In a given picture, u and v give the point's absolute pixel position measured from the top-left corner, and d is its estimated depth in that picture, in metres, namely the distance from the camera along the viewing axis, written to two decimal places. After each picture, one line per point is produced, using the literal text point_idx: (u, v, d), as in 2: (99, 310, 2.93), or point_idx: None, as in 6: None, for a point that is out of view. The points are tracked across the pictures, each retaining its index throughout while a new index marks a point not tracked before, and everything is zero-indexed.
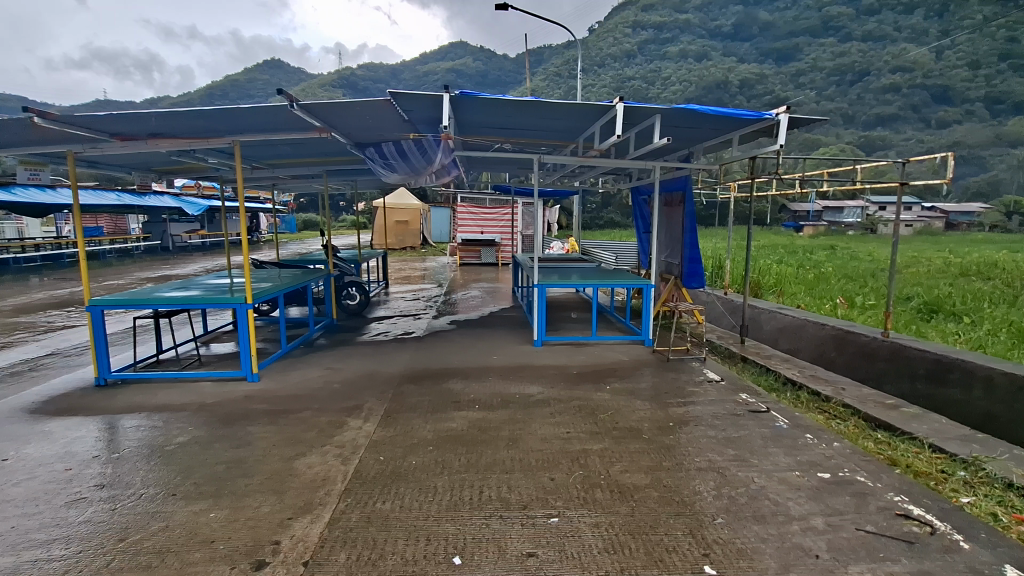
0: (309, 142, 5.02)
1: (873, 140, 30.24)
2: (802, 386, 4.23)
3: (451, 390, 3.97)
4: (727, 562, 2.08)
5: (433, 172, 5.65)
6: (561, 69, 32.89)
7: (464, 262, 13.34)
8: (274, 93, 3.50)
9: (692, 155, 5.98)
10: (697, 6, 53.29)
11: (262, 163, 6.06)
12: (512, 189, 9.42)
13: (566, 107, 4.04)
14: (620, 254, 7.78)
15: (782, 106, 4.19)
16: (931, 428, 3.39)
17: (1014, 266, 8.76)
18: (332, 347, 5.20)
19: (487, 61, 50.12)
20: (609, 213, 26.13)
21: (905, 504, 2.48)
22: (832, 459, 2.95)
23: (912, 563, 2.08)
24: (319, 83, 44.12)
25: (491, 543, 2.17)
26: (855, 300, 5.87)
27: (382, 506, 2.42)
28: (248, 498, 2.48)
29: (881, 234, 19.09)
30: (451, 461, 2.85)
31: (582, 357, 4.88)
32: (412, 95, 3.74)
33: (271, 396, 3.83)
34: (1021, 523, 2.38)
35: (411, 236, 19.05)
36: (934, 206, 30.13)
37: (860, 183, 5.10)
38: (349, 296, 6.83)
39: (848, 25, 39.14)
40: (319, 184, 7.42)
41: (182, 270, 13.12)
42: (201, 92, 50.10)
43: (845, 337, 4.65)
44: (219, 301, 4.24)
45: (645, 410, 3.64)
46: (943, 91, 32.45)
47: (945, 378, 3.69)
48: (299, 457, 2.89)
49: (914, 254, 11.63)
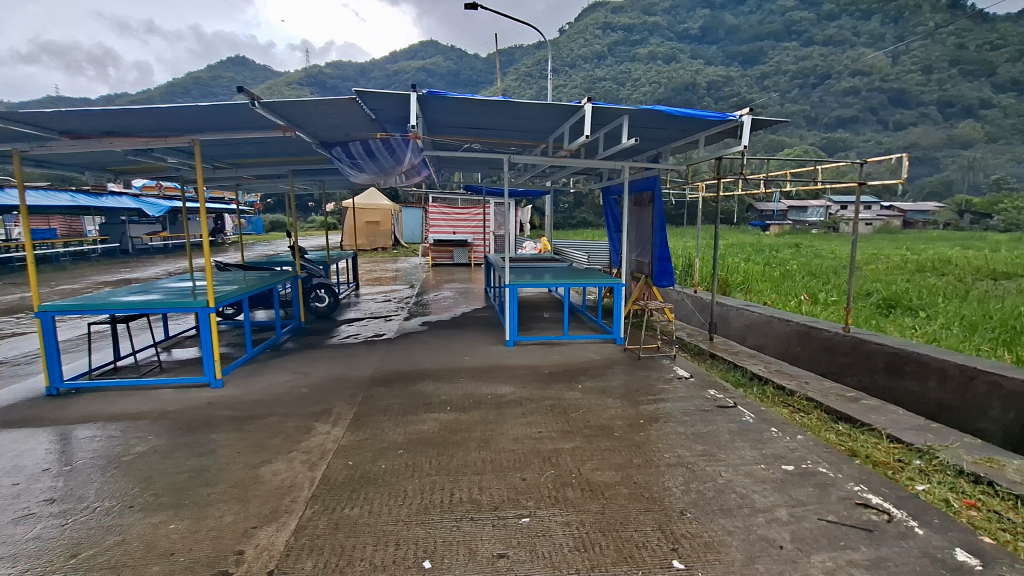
0: (273, 141, 4.91)
1: (834, 141, 31.35)
2: (767, 381, 4.33)
3: (423, 392, 3.94)
4: (695, 555, 2.12)
5: (402, 172, 5.55)
6: (532, 69, 33.09)
7: (437, 263, 13.27)
8: (234, 91, 3.41)
9: (661, 155, 6.06)
10: (665, 9, 54.34)
11: (224, 162, 5.88)
12: (483, 189, 9.42)
13: (536, 106, 4.04)
14: (592, 253, 7.86)
15: (746, 107, 4.27)
16: (888, 418, 3.52)
17: (964, 262, 9.25)
18: (300, 351, 5.09)
19: (459, 61, 50.00)
20: (582, 213, 26.39)
21: (864, 493, 2.57)
22: (795, 451, 3.03)
23: (871, 550, 2.15)
24: (286, 82, 43.23)
25: (462, 545, 2.15)
26: (818, 297, 6.05)
27: (350, 511, 2.38)
28: (209, 508, 2.40)
29: (842, 232, 19.89)
30: (421, 464, 2.82)
31: (554, 357, 4.89)
32: (378, 95, 3.69)
33: (235, 402, 3.72)
34: (970, 508, 2.48)
35: (382, 236, 18.87)
36: (892, 206, 31.43)
37: (822, 183, 5.23)
38: (318, 298, 6.72)
39: (810, 30, 40.48)
40: (285, 184, 7.26)
41: (144, 273, 12.69)
42: (160, 88, 48.47)
43: (808, 332, 4.79)
44: (179, 304, 4.09)
45: (616, 407, 3.68)
46: (900, 95, 36.03)
47: (902, 371, 3.84)
48: (263, 464, 2.81)
49: (873, 251, 12.14)
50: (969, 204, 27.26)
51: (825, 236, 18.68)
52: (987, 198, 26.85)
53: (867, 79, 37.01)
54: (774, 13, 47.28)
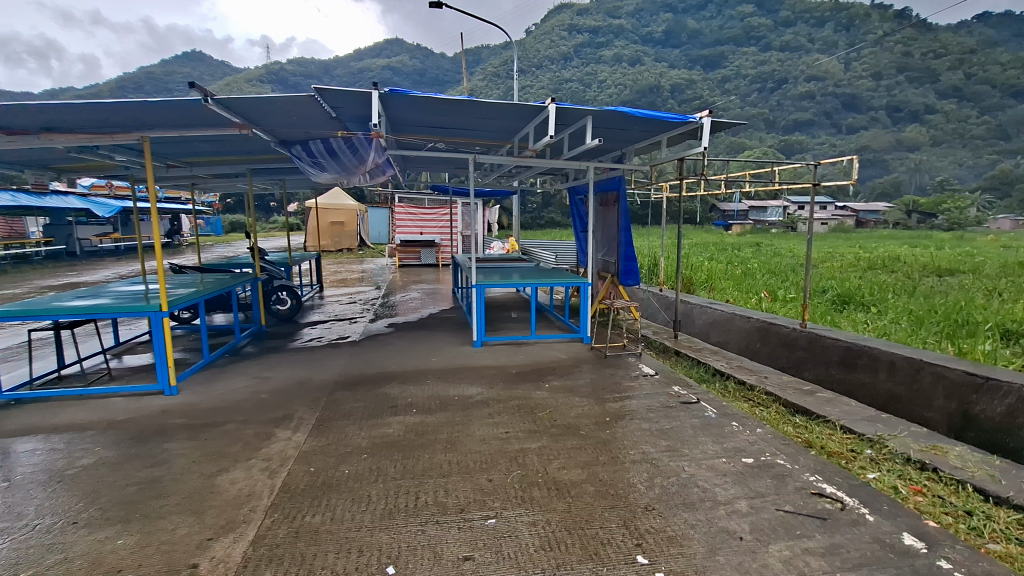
0: (230, 139, 4.76)
1: (791, 143, 32.54)
2: (729, 377, 4.43)
3: (389, 395, 3.88)
4: (659, 549, 2.15)
5: (366, 172, 5.43)
6: (499, 70, 33.20)
7: (404, 263, 13.12)
8: (185, 86, 3.31)
9: (625, 156, 6.14)
10: (630, 13, 55.47)
11: (177, 161, 5.66)
12: (450, 188, 9.36)
13: (499, 106, 4.03)
14: (559, 254, 7.90)
15: (705, 110, 4.36)
16: (842, 410, 3.65)
17: (914, 260, 9.70)
18: (261, 355, 4.95)
19: (425, 61, 49.70)
20: (550, 213, 26.62)
21: (819, 483, 2.66)
22: (755, 444, 3.12)
23: (825, 538, 2.23)
24: (245, 78, 41.92)
25: (427, 549, 2.12)
26: (778, 294, 6.24)
27: (312, 519, 2.32)
28: (161, 521, 2.30)
29: (799, 231, 20.75)
30: (386, 468, 2.77)
31: (521, 357, 4.89)
32: (338, 92, 3.62)
33: (190, 410, 3.58)
34: (917, 494, 2.60)
35: (347, 237, 18.55)
36: (845, 206, 32.86)
37: (779, 183, 5.38)
38: (280, 301, 6.53)
39: (767, 36, 41.87)
40: (244, 184, 7.04)
41: (94, 276, 12.11)
42: (110, 84, 46.40)
43: (768, 328, 4.94)
44: (129, 309, 3.89)
45: (583, 406, 3.71)
46: (851, 99, 37.84)
47: (855, 364, 3.99)
48: (220, 473, 2.71)
49: (828, 250, 12.57)
50: (916, 204, 28.83)
51: (783, 236, 19.22)
52: (933, 198, 28.80)
53: (822, 84, 38.44)
54: (733, 18, 48.82)
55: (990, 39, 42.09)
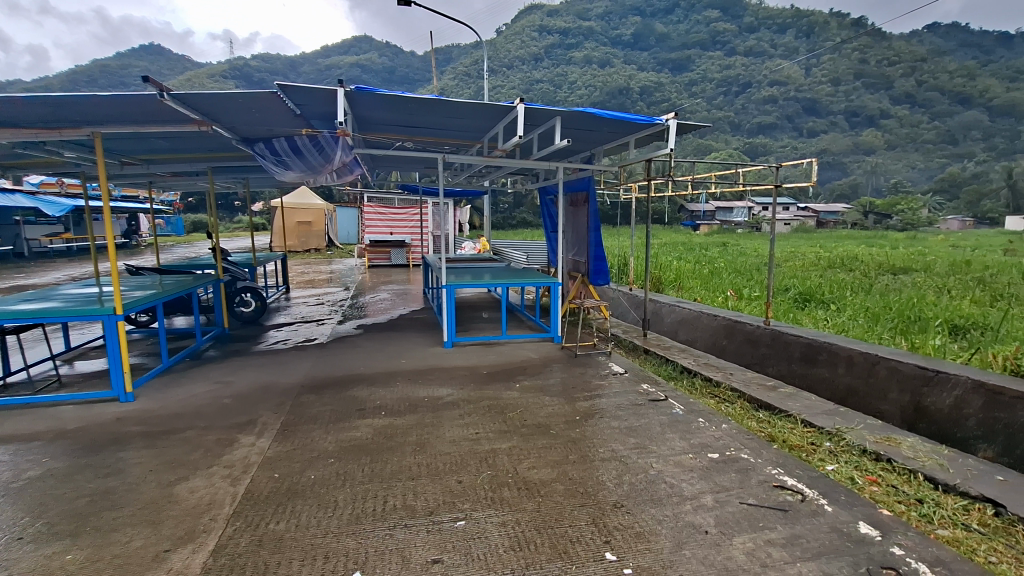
0: (189, 136, 4.59)
1: (755, 146, 33.46)
2: (696, 373, 4.53)
3: (357, 397, 3.81)
4: (627, 545, 2.17)
5: (332, 171, 5.37)
6: (470, 70, 33.20)
7: (374, 264, 12.96)
8: (139, 80, 3.17)
9: (594, 157, 6.18)
10: (598, 15, 56.15)
11: (132, 158, 5.44)
12: (420, 189, 9.27)
13: (467, 106, 4.00)
14: (529, 254, 7.92)
15: (671, 113, 4.40)
16: (803, 404, 3.77)
17: (871, 258, 10.14)
18: (224, 359, 4.80)
19: (395, 59, 49.22)
20: (521, 212, 26.73)
21: (781, 476, 2.74)
22: (720, 439, 3.19)
23: (786, 529, 2.29)
24: (206, 73, 40.51)
25: (395, 553, 2.10)
26: (743, 292, 6.42)
27: (276, 526, 2.26)
28: (115, 533, 2.21)
29: (763, 230, 21.44)
30: (353, 473, 2.72)
31: (492, 357, 4.88)
32: (302, 89, 3.53)
33: (148, 417, 3.44)
34: (873, 484, 2.71)
35: (315, 237, 18.21)
36: (807, 207, 34.05)
37: (743, 185, 5.50)
38: (243, 303, 6.35)
39: (732, 41, 42.93)
40: (205, 182, 6.80)
41: (43, 279, 11.51)
42: (60, 77, 44.27)
43: (733, 326, 5.07)
44: (80, 313, 3.71)
45: (553, 405, 3.72)
46: (812, 104, 39.20)
47: (815, 359, 4.12)
48: (179, 482, 2.62)
49: (790, 250, 12.92)
50: (872, 205, 30.13)
51: (748, 236, 19.85)
52: (888, 199, 30.16)
53: (784, 88, 39.61)
54: (699, 23, 49.91)
55: (939, 48, 44.24)
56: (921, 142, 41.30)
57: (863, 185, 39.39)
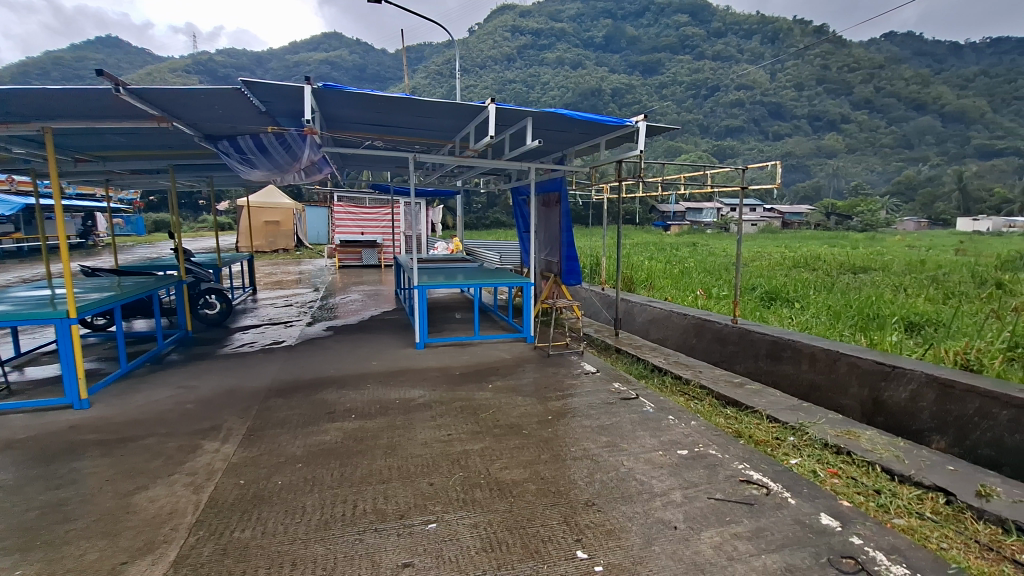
0: (148, 132, 4.43)
1: (723, 149, 34.23)
2: (666, 372, 4.60)
3: (326, 400, 3.74)
4: (598, 543, 2.19)
5: (299, 170, 5.29)
6: (442, 69, 33.03)
7: (345, 264, 12.76)
8: (92, 74, 3.03)
9: (566, 158, 6.21)
10: (570, 18, 56.67)
11: (86, 155, 5.23)
12: (391, 188, 9.17)
13: (439, 105, 3.97)
14: (503, 254, 7.90)
15: (640, 114, 4.46)
16: (768, 400, 3.87)
17: (833, 258, 10.48)
18: (187, 363, 4.65)
19: (366, 57, 48.59)
20: (495, 213, 26.71)
21: (747, 470, 2.81)
22: (689, 436, 3.25)
23: (751, 522, 2.35)
24: (167, 67, 39.11)
25: (365, 558, 2.07)
26: (711, 292, 6.55)
27: (241, 534, 2.20)
28: (67, 547, 2.11)
29: (731, 231, 21.99)
30: (322, 477, 2.67)
31: (465, 358, 4.87)
32: (267, 86, 3.45)
33: (105, 424, 3.31)
34: (834, 476, 2.80)
35: (283, 237, 17.82)
36: (772, 208, 35.03)
37: (710, 186, 5.61)
38: (208, 305, 6.17)
39: (700, 45, 43.79)
40: (166, 180, 6.58)
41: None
42: (9, 69, 42.14)
43: (702, 324, 5.17)
44: (31, 317, 3.53)
45: (525, 405, 3.73)
46: (776, 108, 40.35)
47: (780, 356, 4.25)
48: (138, 491, 2.52)
49: (757, 250, 13.24)
50: (834, 206, 31.24)
51: (717, 236, 20.30)
52: (848, 201, 31.27)
53: (751, 92, 40.57)
54: (668, 27, 50.78)
55: (895, 56, 46.17)
56: (879, 146, 42.98)
57: (825, 187, 40.84)
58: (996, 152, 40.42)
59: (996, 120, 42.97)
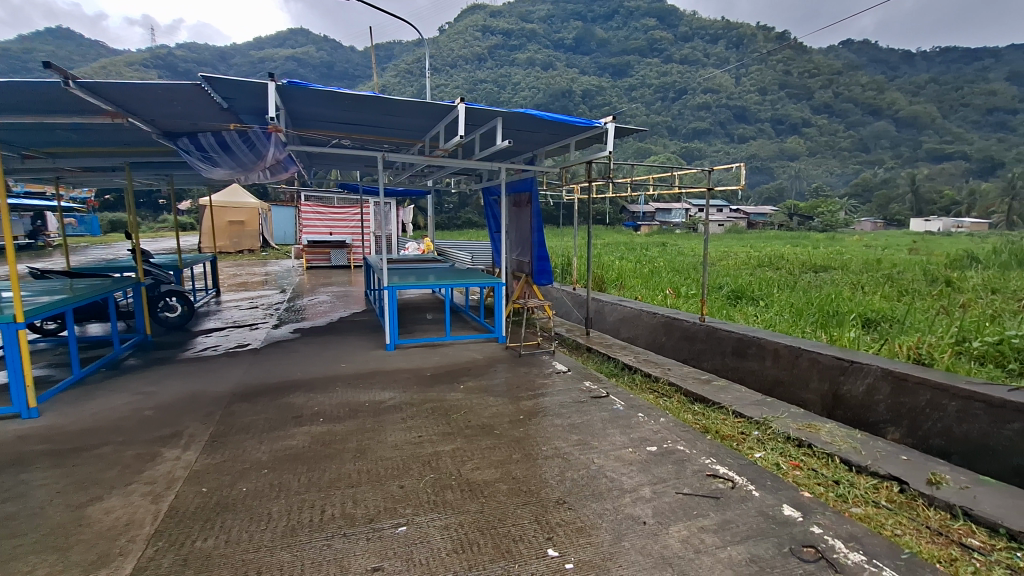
0: (102, 128, 4.26)
1: (691, 151, 34.93)
2: (636, 369, 4.67)
3: (293, 405, 3.66)
4: (569, 541, 2.21)
5: (264, 168, 5.16)
6: (412, 68, 32.70)
7: (313, 265, 12.52)
8: (39, 66, 2.89)
9: (537, 158, 6.23)
10: (541, 19, 56.93)
11: (34, 151, 4.99)
12: (360, 188, 9.03)
13: (407, 104, 3.93)
14: (474, 254, 7.89)
15: (610, 116, 4.50)
16: (734, 396, 3.97)
17: (796, 257, 10.75)
18: (145, 368, 4.48)
19: (334, 54, 47.72)
20: (467, 212, 26.61)
21: (714, 465, 2.88)
22: (658, 433, 3.31)
23: (718, 515, 2.41)
24: (122, 61, 37.59)
25: (333, 564, 2.03)
26: (680, 291, 6.67)
27: (203, 543, 2.13)
28: (15, 563, 2.01)
29: (698, 231, 22.46)
30: (289, 483, 2.61)
31: (436, 358, 4.83)
32: (229, 82, 3.35)
33: (56, 434, 3.16)
34: (796, 468, 2.89)
35: (248, 237, 17.35)
36: (738, 208, 35.94)
37: (678, 187, 5.71)
38: (168, 308, 5.96)
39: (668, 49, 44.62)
40: (121, 178, 6.30)
41: None
42: None
43: (672, 322, 5.27)
44: None
45: (497, 405, 3.73)
46: (741, 111, 41.43)
47: (746, 353, 4.36)
48: (92, 503, 2.42)
49: (723, 250, 13.50)
50: (796, 208, 32.25)
51: (685, 236, 20.69)
52: (810, 202, 32.35)
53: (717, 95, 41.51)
54: (637, 30, 51.53)
55: (853, 62, 48.00)
56: (838, 149, 44.60)
57: (788, 188, 42.13)
58: (946, 156, 42.47)
59: (945, 126, 45.18)
